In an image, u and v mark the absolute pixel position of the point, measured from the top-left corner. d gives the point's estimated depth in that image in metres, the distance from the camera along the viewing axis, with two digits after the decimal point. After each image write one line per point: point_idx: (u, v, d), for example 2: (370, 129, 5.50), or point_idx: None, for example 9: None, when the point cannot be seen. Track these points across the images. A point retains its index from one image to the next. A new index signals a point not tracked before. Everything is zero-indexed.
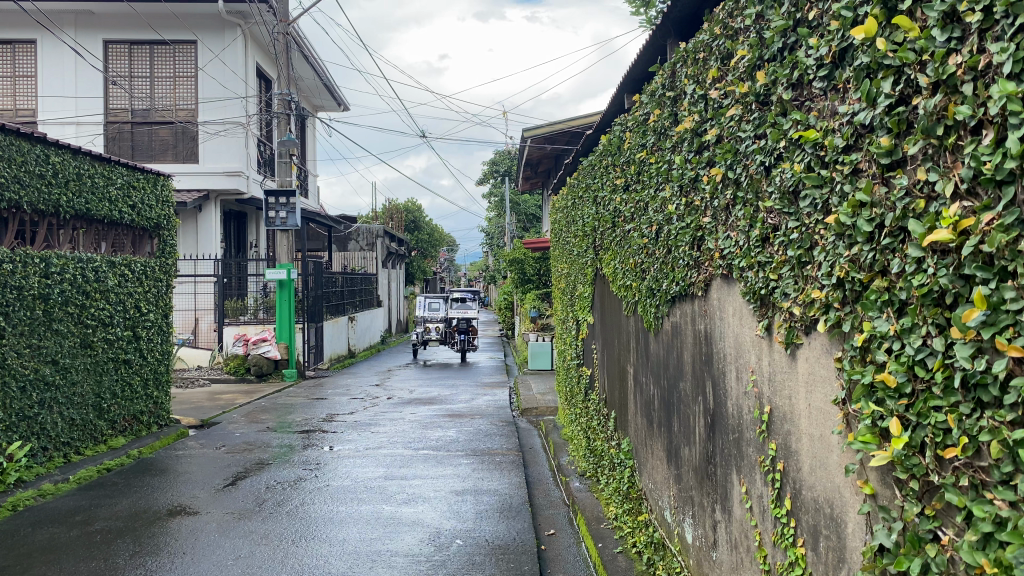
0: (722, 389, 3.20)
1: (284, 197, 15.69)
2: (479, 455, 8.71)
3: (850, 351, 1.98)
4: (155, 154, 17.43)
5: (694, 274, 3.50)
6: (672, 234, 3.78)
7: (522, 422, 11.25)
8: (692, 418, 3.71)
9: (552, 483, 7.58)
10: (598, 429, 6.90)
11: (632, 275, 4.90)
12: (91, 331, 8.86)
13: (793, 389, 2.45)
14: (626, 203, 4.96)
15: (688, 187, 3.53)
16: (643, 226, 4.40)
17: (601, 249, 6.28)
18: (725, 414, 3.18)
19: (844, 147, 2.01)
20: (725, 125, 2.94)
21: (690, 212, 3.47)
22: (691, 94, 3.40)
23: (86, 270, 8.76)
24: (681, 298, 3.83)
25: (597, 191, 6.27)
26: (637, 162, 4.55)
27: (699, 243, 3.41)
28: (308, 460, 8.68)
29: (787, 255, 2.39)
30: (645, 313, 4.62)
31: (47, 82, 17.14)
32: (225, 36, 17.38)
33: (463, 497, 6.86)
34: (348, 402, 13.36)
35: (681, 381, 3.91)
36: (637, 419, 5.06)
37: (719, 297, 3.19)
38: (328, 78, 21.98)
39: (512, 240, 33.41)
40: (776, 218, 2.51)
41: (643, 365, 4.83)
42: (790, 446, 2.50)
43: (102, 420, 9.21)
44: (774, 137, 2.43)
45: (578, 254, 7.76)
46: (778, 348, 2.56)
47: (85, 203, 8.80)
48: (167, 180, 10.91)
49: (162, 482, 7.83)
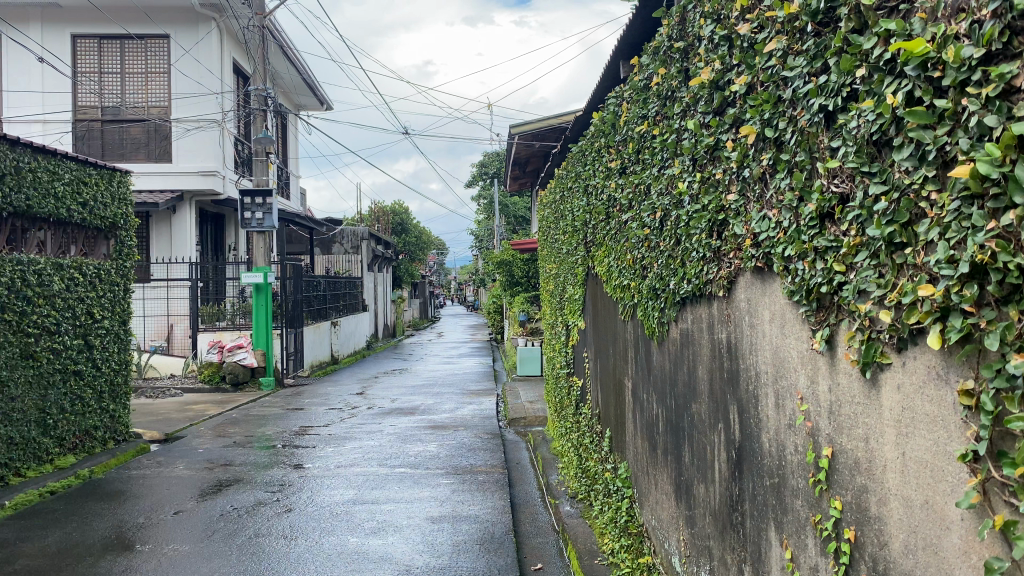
0: (754, 418, 2.47)
1: (260, 197, 14.85)
2: (460, 474, 7.92)
3: (998, 384, 1.25)
4: (126, 152, 16.54)
5: (713, 268, 2.76)
6: (683, 220, 3.03)
7: (508, 434, 10.48)
8: (709, 450, 2.96)
9: (540, 506, 6.84)
10: (589, 448, 6.17)
11: (631, 273, 4.14)
12: (33, 341, 8.06)
13: (872, 430, 1.72)
14: (622, 189, 4.24)
15: (704, 158, 2.78)
16: (646, 214, 3.64)
17: (593, 244, 5.55)
18: (758, 451, 2.43)
19: (983, 57, 1.29)
20: (762, 68, 2.20)
21: (708, 189, 2.73)
22: (709, 36, 2.66)
23: (26, 273, 7.95)
24: (692, 298, 3.10)
25: (587, 180, 5.56)
26: (638, 137, 3.79)
27: (719, 228, 2.67)
28: (272, 481, 7.88)
29: (867, 237, 1.65)
30: (645, 318, 3.87)
31: (12, 77, 16.26)
32: (198, 30, 16.61)
33: (439, 526, 6.10)
34: (325, 413, 12.53)
35: (692, 402, 3.17)
36: (638, 444, 4.30)
37: (749, 298, 2.46)
38: (309, 74, 21.19)
39: (500, 242, 32.65)
40: (847, 183, 1.77)
41: (643, 379, 4.10)
42: (866, 511, 1.75)
43: (47, 438, 8.38)
44: (844, 69, 1.69)
45: (567, 252, 7.03)
46: (846, 368, 1.82)
47: (26, 199, 8.01)
48: (124, 176, 10.10)
49: (107, 506, 7.02)
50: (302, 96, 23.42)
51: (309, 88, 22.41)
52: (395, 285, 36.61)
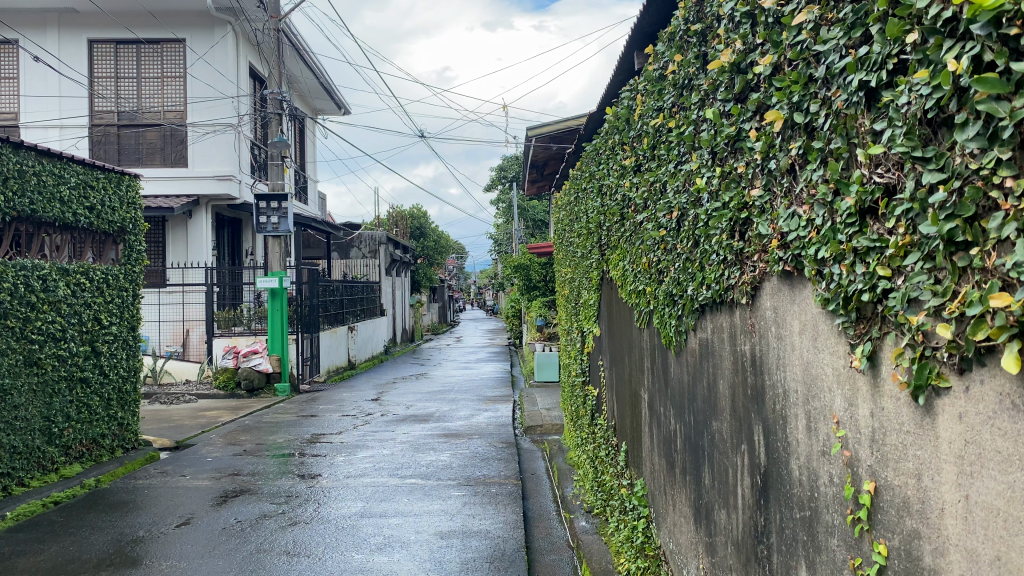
0: (782, 441, 2.20)
1: (275, 201, 14.69)
2: (473, 486, 7.67)
3: None
4: (142, 158, 16.45)
5: (735, 273, 2.49)
6: (702, 220, 2.77)
7: (524, 443, 10.24)
8: (731, 473, 2.69)
9: (555, 520, 6.57)
10: (605, 461, 5.89)
11: (646, 278, 3.88)
12: (38, 348, 7.90)
13: (925, 463, 1.44)
14: (637, 189, 3.98)
15: (724, 150, 2.52)
16: (662, 214, 3.39)
17: (607, 248, 5.28)
18: (788, 480, 2.15)
19: None
20: (790, 43, 1.93)
21: (729, 184, 2.46)
22: (729, 15, 2.40)
23: (31, 279, 7.78)
24: (712, 306, 2.83)
25: (601, 180, 5.30)
26: (654, 131, 3.54)
27: (742, 228, 2.40)
28: (280, 492, 7.68)
29: (921, 233, 1.38)
30: (662, 326, 3.60)
31: (28, 82, 16.23)
32: (214, 33, 16.43)
33: (448, 542, 5.84)
34: (338, 420, 12.32)
35: (713, 419, 2.90)
36: (654, 460, 4.03)
37: (776, 306, 2.19)
38: (326, 78, 21.07)
39: (518, 246, 32.41)
40: (893, 172, 1.50)
41: (660, 391, 3.83)
42: (917, 561, 1.48)
43: (52, 446, 8.22)
44: (890, 36, 1.43)
45: (581, 255, 6.76)
46: (893, 390, 1.55)
47: (30, 203, 7.84)
48: (133, 180, 9.94)
49: (109, 518, 6.83)
50: (319, 99, 23.30)
51: (326, 92, 22.28)
52: (414, 289, 36.44)
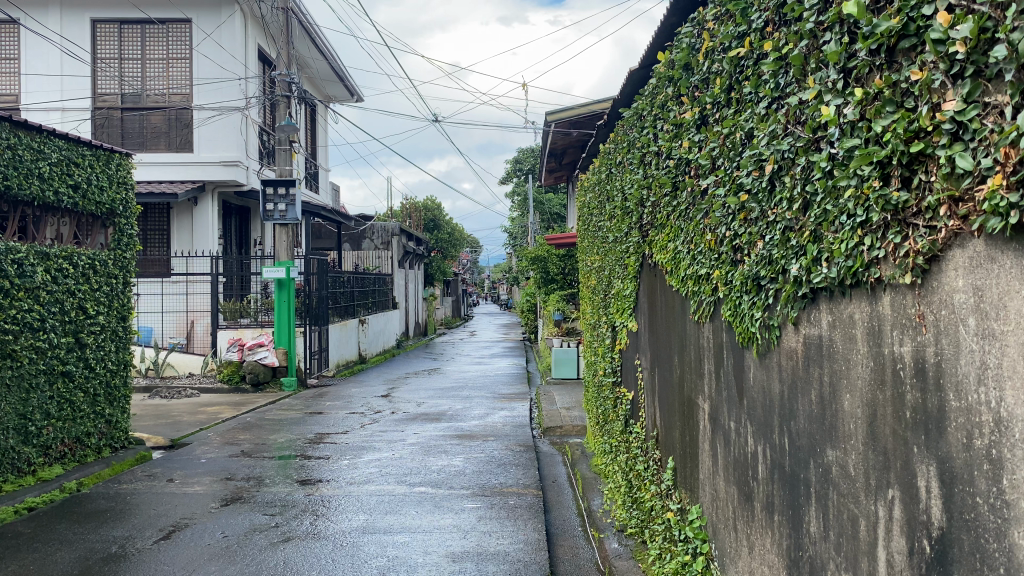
0: (987, 495, 1.41)
1: (282, 187, 13.91)
2: (490, 496, 6.87)
3: None
4: (146, 143, 15.67)
5: (886, 240, 1.70)
6: (822, 168, 1.97)
7: (543, 445, 9.46)
8: (866, 524, 1.88)
9: (581, 539, 5.80)
10: (643, 474, 5.09)
11: (712, 259, 3.09)
12: (11, 338, 7.17)
13: None
14: (702, 145, 3.19)
15: (871, 60, 1.74)
16: (745, 171, 2.59)
17: (651, 226, 4.48)
18: (1003, 557, 1.36)
19: None
20: None
21: (881, 108, 1.67)
22: None
23: (5, 263, 7.04)
24: (833, 291, 2.04)
25: (644, 147, 4.49)
26: (732, 67, 2.75)
27: (906, 170, 1.61)
28: (275, 501, 6.91)
29: None
30: (737, 319, 2.81)
31: (28, 62, 15.53)
32: (220, 13, 15.68)
33: (460, 566, 5.04)
34: (344, 418, 11.54)
35: (828, 446, 2.11)
36: (719, 487, 3.24)
37: (987, 278, 1.39)
38: (337, 61, 20.28)
39: (535, 238, 31.54)
40: None
41: (731, 400, 3.03)
42: None
43: (28, 447, 7.49)
44: None
45: (614, 240, 5.94)
46: None
47: (3, 178, 7.10)
48: (124, 158, 9.20)
49: (83, 531, 6.10)
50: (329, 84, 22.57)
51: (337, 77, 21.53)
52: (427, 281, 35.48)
